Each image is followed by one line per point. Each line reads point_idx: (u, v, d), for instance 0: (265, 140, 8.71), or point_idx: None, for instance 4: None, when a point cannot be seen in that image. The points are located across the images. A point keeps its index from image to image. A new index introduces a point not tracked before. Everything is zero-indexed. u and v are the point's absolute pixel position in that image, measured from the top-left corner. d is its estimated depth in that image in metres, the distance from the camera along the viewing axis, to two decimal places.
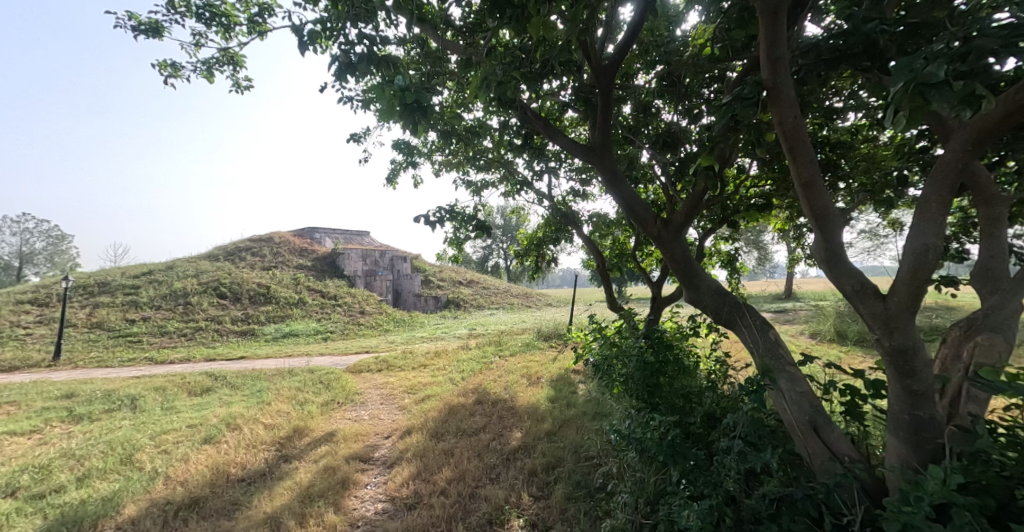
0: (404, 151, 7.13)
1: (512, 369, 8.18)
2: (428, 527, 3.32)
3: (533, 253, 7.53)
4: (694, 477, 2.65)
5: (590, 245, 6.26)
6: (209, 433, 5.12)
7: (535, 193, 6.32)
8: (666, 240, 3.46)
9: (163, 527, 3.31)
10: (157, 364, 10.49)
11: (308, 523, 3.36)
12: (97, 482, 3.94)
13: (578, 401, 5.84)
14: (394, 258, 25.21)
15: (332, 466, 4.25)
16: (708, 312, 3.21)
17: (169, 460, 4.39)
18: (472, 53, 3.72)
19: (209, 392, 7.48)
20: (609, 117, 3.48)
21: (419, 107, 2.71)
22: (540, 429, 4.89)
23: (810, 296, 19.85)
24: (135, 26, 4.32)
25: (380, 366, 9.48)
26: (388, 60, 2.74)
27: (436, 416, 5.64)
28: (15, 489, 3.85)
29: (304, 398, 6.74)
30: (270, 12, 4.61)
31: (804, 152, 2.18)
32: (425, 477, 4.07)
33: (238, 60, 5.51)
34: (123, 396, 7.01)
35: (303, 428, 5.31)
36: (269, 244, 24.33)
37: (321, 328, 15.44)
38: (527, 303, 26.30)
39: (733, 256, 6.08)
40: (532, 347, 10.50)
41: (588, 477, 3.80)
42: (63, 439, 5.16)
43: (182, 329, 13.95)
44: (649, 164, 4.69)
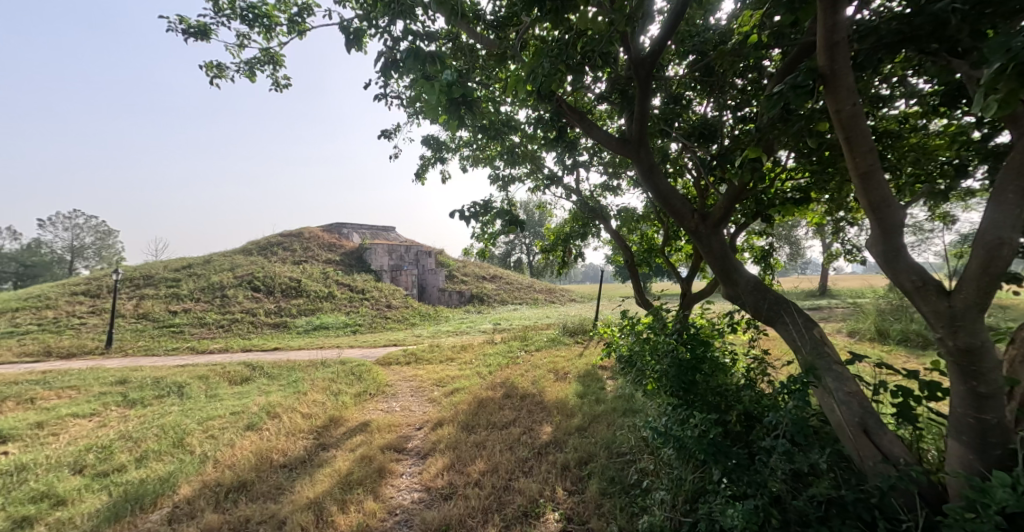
0: (433, 147, 7.21)
1: (539, 363, 8.20)
2: (464, 518, 3.37)
3: (560, 248, 7.47)
4: (737, 476, 2.59)
5: (619, 240, 6.17)
6: (251, 421, 5.34)
7: (563, 188, 6.29)
8: (704, 235, 3.38)
9: (215, 507, 3.49)
10: (199, 354, 11.00)
11: (348, 509, 3.47)
12: (154, 463, 4.18)
13: (607, 397, 5.80)
14: (419, 253, 25.53)
15: (368, 455, 4.38)
16: (747, 308, 3.12)
17: (217, 444, 4.61)
18: (507, 48, 3.73)
19: (249, 381, 7.80)
20: (647, 109, 3.41)
21: (463, 101, 2.79)
22: (571, 425, 4.88)
23: (847, 293, 19.10)
24: (185, 29, 4.51)
25: (408, 359, 9.66)
26: (432, 55, 2.78)
27: (466, 409, 5.71)
28: (81, 467, 4.12)
29: (338, 389, 6.95)
30: (310, 12, 4.72)
31: (862, 142, 2.10)
32: (458, 468, 4.14)
33: (278, 59, 5.68)
34: (170, 383, 7.38)
35: (339, 418, 5.48)
36: (300, 240, 25.03)
37: (351, 321, 15.85)
38: (551, 298, 26.27)
39: (767, 252, 5.88)
40: (557, 342, 10.50)
41: (622, 473, 3.78)
42: (120, 422, 5.48)
43: (220, 321, 14.56)
44: (681, 158, 4.59)
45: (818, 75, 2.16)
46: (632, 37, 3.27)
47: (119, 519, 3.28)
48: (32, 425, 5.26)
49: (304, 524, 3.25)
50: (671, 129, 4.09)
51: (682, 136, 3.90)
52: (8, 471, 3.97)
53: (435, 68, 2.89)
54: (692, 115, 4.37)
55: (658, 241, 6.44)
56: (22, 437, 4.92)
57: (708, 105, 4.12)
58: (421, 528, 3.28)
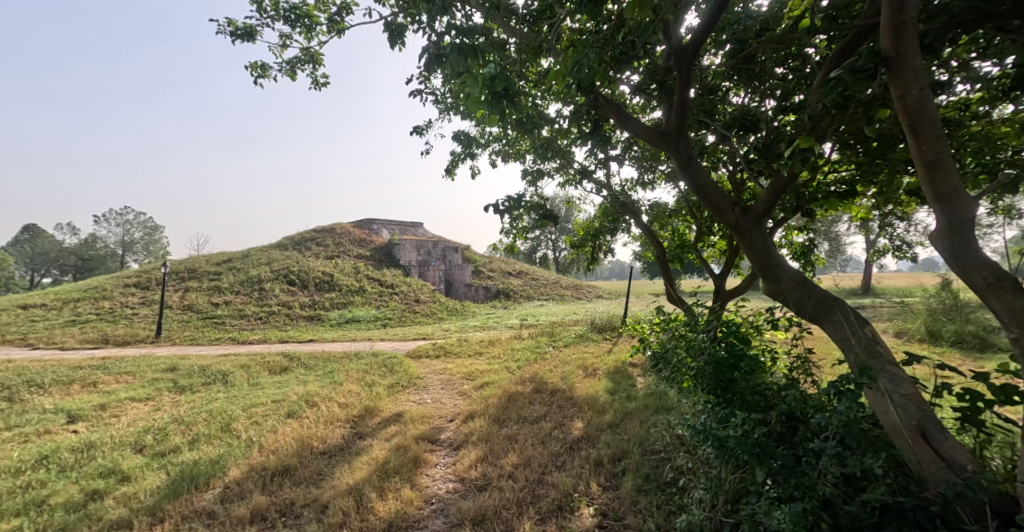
0: (463, 143, 7.26)
1: (568, 359, 8.16)
2: (499, 509, 3.40)
3: (589, 244, 7.38)
4: (783, 478, 2.48)
5: (649, 236, 6.02)
6: (292, 409, 5.55)
7: (594, 183, 6.18)
8: (746, 231, 3.27)
9: (262, 489, 3.64)
10: (239, 344, 11.50)
11: (386, 497, 3.55)
12: (205, 446, 4.41)
13: (638, 394, 5.72)
14: (447, 249, 25.80)
15: (403, 444, 4.48)
16: (791, 305, 2.99)
17: (261, 430, 4.81)
18: (542, 41, 3.70)
19: (287, 371, 8.11)
20: (687, 100, 3.30)
21: (506, 94, 2.79)
22: (602, 421, 4.84)
23: (892, 291, 18.12)
24: (233, 31, 4.69)
25: (438, 353, 9.80)
26: (476, 50, 2.79)
27: (496, 402, 5.74)
28: (141, 446, 4.39)
29: (372, 380, 7.14)
30: (349, 11, 4.83)
31: (930, 129, 2.00)
32: (492, 460, 4.18)
33: (317, 58, 5.84)
34: (216, 371, 7.75)
35: (373, 408, 5.62)
36: (332, 235, 25.72)
37: (381, 315, 16.21)
38: (578, 294, 26.07)
39: (807, 248, 5.62)
40: (585, 339, 10.40)
41: (657, 471, 3.72)
42: (172, 406, 5.80)
43: (258, 313, 15.17)
44: (719, 150, 4.42)
45: (881, 60, 2.09)
46: (672, 26, 3.16)
47: (178, 496, 3.47)
48: (95, 407, 5.63)
49: (345, 509, 3.35)
50: (710, 120, 3.94)
51: (718, 126, 3.74)
52: (78, 448, 4.27)
53: (478, 62, 2.91)
54: (729, 106, 4.21)
55: (690, 237, 6.24)
56: (87, 418, 5.27)
57: (745, 95, 3.95)
58: (458, 517, 3.32)
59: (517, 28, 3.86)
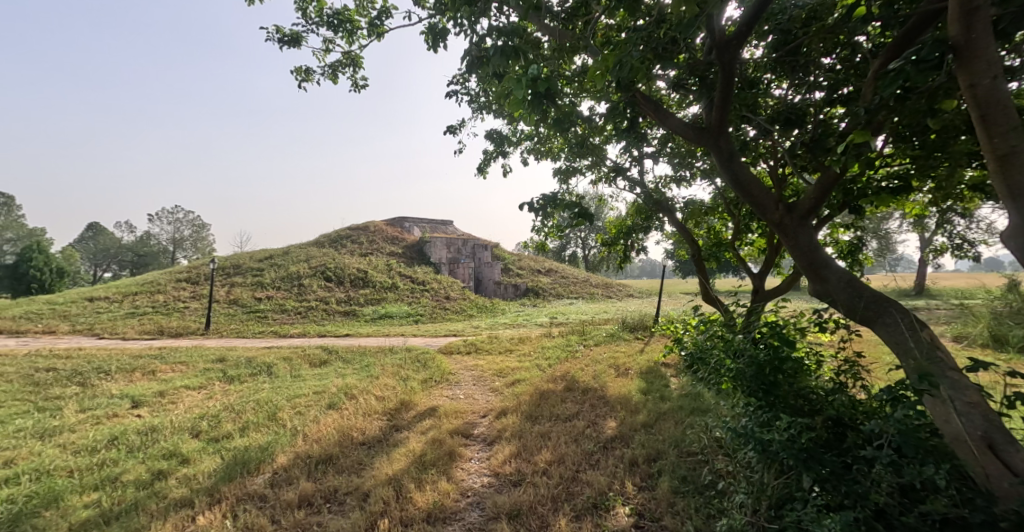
0: (495, 141, 7.32)
1: (599, 358, 8.10)
2: (535, 504, 3.42)
3: (621, 242, 7.27)
4: (832, 485, 2.40)
5: (684, 234, 5.79)
6: (332, 400, 5.77)
7: (627, 180, 6.09)
8: (791, 229, 3.16)
9: (308, 476, 3.80)
10: (281, 337, 12.02)
11: (424, 488, 3.63)
12: (255, 433, 4.65)
13: (673, 394, 5.62)
14: (476, 247, 26.01)
15: (439, 438, 4.58)
16: (839, 306, 2.88)
17: (304, 420, 5.03)
18: (579, 39, 3.68)
19: (326, 364, 8.42)
20: (729, 95, 3.19)
21: (547, 95, 2.80)
22: (636, 421, 4.79)
23: (948, 293, 16.97)
24: (281, 38, 4.90)
25: (469, 349, 9.93)
26: (519, 51, 2.88)
27: (528, 399, 5.77)
28: (197, 432, 4.67)
29: (406, 375, 7.32)
30: (388, 15, 4.95)
31: (1002, 119, 1.88)
32: (525, 457, 4.21)
33: (357, 61, 6.00)
34: (260, 363, 8.14)
35: (408, 402, 5.77)
36: (366, 232, 26.40)
37: (413, 311, 16.57)
38: (609, 293, 25.76)
39: (856, 247, 5.34)
40: (617, 337, 10.30)
41: (695, 473, 3.65)
42: (222, 395, 6.13)
43: (298, 308, 15.80)
44: (761, 146, 4.26)
45: (948, 48, 2.00)
46: (715, 18, 3.07)
47: (232, 479, 3.67)
48: (154, 393, 6.02)
49: (385, 499, 3.45)
50: (753, 114, 3.80)
51: (761, 121, 3.59)
52: (142, 431, 4.58)
53: (518, 63, 2.97)
54: (770, 99, 4.05)
55: (726, 235, 6.03)
56: (148, 403, 5.65)
57: (788, 87, 3.79)
58: (493, 510, 3.37)
59: (551, 25, 3.85)
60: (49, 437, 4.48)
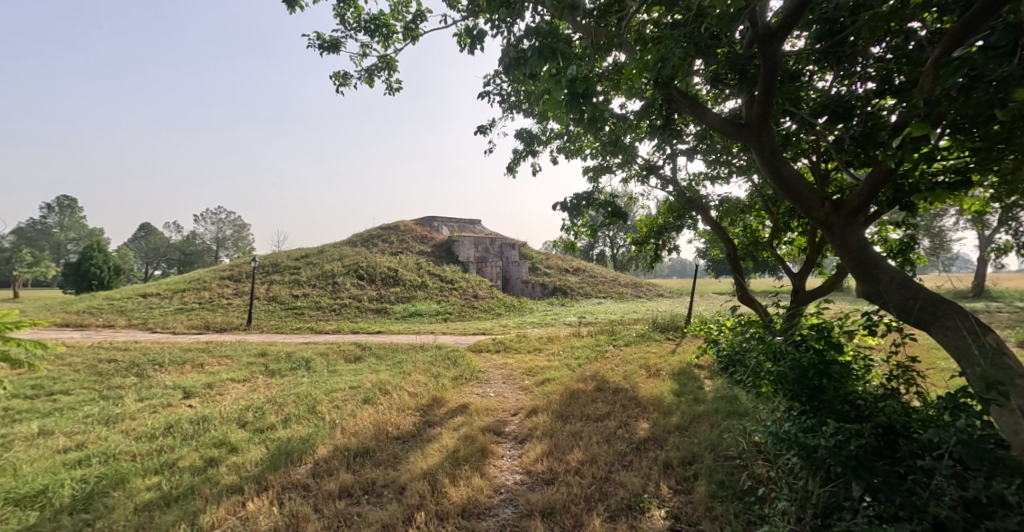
0: (525, 140, 7.33)
1: (630, 359, 7.99)
2: (568, 503, 3.41)
3: (653, 241, 7.14)
4: (885, 495, 2.32)
5: (719, 233, 5.49)
6: (367, 395, 5.93)
7: (659, 178, 5.97)
8: (838, 227, 3.01)
9: (347, 468, 3.93)
10: (317, 333, 12.46)
11: (458, 483, 3.69)
12: (296, 425, 4.84)
13: (707, 396, 5.48)
14: (504, 246, 26.11)
15: (471, 435, 4.64)
16: (892, 309, 2.74)
17: (342, 413, 5.19)
18: (613, 35, 3.64)
19: (360, 359, 8.67)
20: (772, 90, 3.07)
21: (584, 95, 2.79)
22: (669, 422, 4.70)
23: (1008, 295, 15.79)
24: (321, 44, 5.06)
25: (498, 348, 9.98)
26: (556, 52, 2.90)
27: (558, 399, 5.77)
28: (244, 422, 4.90)
29: (438, 372, 7.44)
30: (423, 18, 5.04)
31: None
32: (557, 455, 4.21)
33: (392, 64, 6.13)
34: (299, 357, 8.46)
35: (440, 398, 5.87)
36: (397, 232, 26.91)
37: (442, 309, 16.80)
38: (638, 293, 25.35)
39: (907, 246, 5.05)
40: (647, 338, 10.14)
41: (733, 478, 3.56)
42: (265, 388, 6.41)
43: (332, 305, 16.30)
44: (803, 140, 4.10)
45: None
46: (759, 10, 2.96)
47: (277, 469, 3.83)
48: (204, 385, 6.35)
49: (421, 492, 3.52)
50: (796, 109, 3.66)
51: (805, 115, 3.44)
52: (194, 420, 4.85)
53: (555, 63, 2.97)
54: (814, 92, 3.89)
55: (764, 233, 5.81)
56: (198, 394, 5.96)
57: (833, 79, 3.63)
58: (527, 508, 3.38)
59: (584, 23, 3.83)
60: (112, 423, 4.80)
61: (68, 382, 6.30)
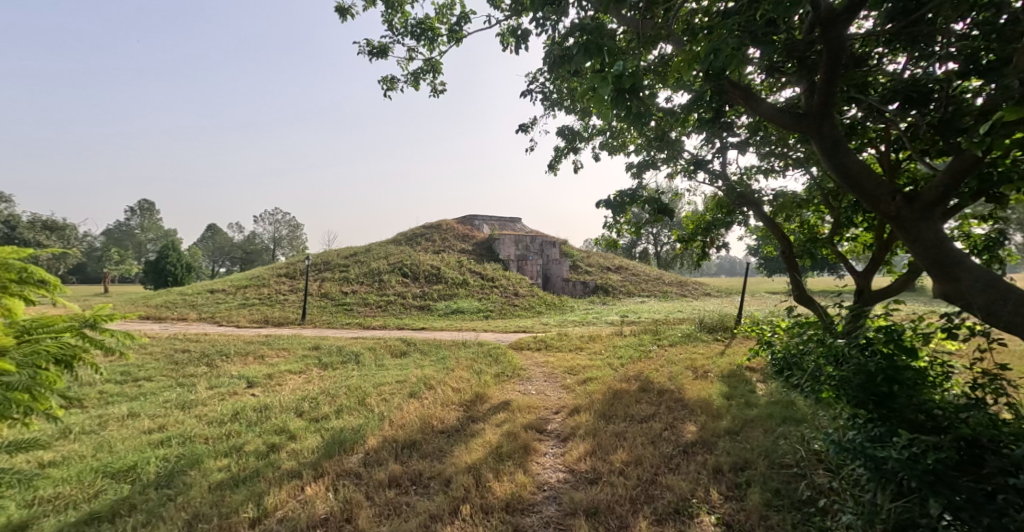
0: (567, 137, 7.30)
1: (676, 359, 7.78)
2: (613, 504, 3.39)
3: (699, 238, 6.90)
4: (969, 515, 2.09)
5: (772, 229, 5.21)
6: (414, 390, 6.12)
7: (708, 173, 5.77)
8: (911, 222, 2.79)
9: (396, 459, 4.09)
10: (365, 329, 12.98)
11: (501, 478, 3.74)
12: (348, 416, 5.07)
13: (759, 401, 5.24)
14: (545, 244, 26.07)
15: (514, 431, 4.69)
16: (975, 309, 2.53)
17: (390, 406, 5.39)
18: (660, 27, 3.56)
19: (406, 354, 8.96)
20: (836, 76, 2.89)
21: (631, 91, 2.77)
22: (719, 426, 4.54)
23: None
24: (370, 50, 5.26)
25: (539, 346, 10.00)
26: (602, 48, 2.88)
27: (601, 398, 5.71)
28: (301, 411, 5.20)
29: (480, 368, 7.57)
30: (467, 20, 5.13)
31: None
32: (600, 455, 4.17)
33: (437, 67, 6.28)
34: (349, 351, 8.86)
35: (483, 394, 5.96)
36: (439, 230, 27.47)
37: (484, 307, 17.02)
38: (684, 292, 24.57)
39: (993, 242, 4.59)
40: (694, 338, 9.83)
41: (791, 487, 3.39)
42: (319, 380, 6.76)
43: (379, 301, 16.90)
44: (873, 128, 3.82)
45: None
46: None
47: (332, 456, 4.05)
48: (265, 375, 6.80)
49: (466, 486, 3.60)
50: (865, 95, 3.42)
51: (874, 101, 3.18)
52: (257, 408, 5.19)
53: (601, 60, 2.95)
54: (884, 76, 3.62)
55: (824, 229, 5.47)
56: (260, 384, 6.38)
57: (907, 61, 3.36)
58: (571, 506, 3.38)
59: (629, 16, 3.76)
60: (187, 408, 5.24)
61: (149, 369, 6.93)
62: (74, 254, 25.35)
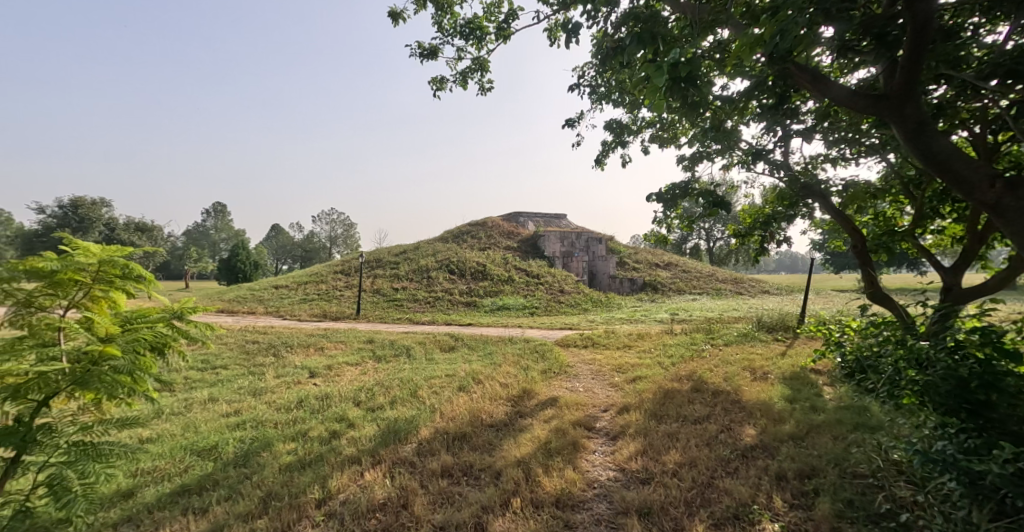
0: (615, 131, 7.16)
1: (731, 359, 7.45)
2: (667, 505, 3.31)
3: (757, 233, 6.54)
4: None
5: (841, 222, 4.83)
6: (462, 384, 6.25)
7: (768, 164, 5.46)
8: (1015, 211, 2.51)
9: (447, 450, 4.20)
10: (414, 324, 13.40)
11: (551, 474, 3.74)
12: (402, 407, 5.26)
13: (827, 405, 4.91)
14: (591, 239, 25.32)
15: (563, 428, 4.68)
16: None
17: (440, 399, 5.53)
18: (717, 12, 3.41)
19: (454, 349, 9.16)
20: (921, 53, 2.63)
21: (687, 81, 2.70)
22: (781, 430, 4.31)
23: None
24: (421, 52, 5.40)
25: (586, 343, 9.89)
26: (656, 37, 2.80)
27: (652, 397, 5.58)
28: (358, 401, 5.46)
29: (527, 364, 7.60)
30: (515, 17, 5.14)
31: None
32: (652, 455, 4.08)
33: (485, 65, 6.34)
34: (401, 345, 9.18)
35: (530, 390, 5.99)
36: (485, 228, 27.81)
37: (529, 304, 17.07)
38: (738, 289, 23.45)
39: None
40: (750, 337, 9.37)
41: (866, 498, 3.16)
42: (373, 372, 7.07)
43: (427, 297, 17.38)
44: (967, 107, 3.45)
45: None
46: None
47: (388, 445, 4.22)
48: (324, 366, 7.19)
49: (516, 479, 3.64)
50: (957, 71, 3.09)
51: (968, 78, 2.87)
52: (319, 397, 5.50)
53: (656, 51, 2.89)
54: (983, 48, 3.24)
55: (903, 221, 5.02)
56: (320, 374, 6.75)
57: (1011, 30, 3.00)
58: (622, 505, 3.33)
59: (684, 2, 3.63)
60: (258, 395, 5.64)
61: (224, 358, 7.54)
62: (159, 253, 28.00)
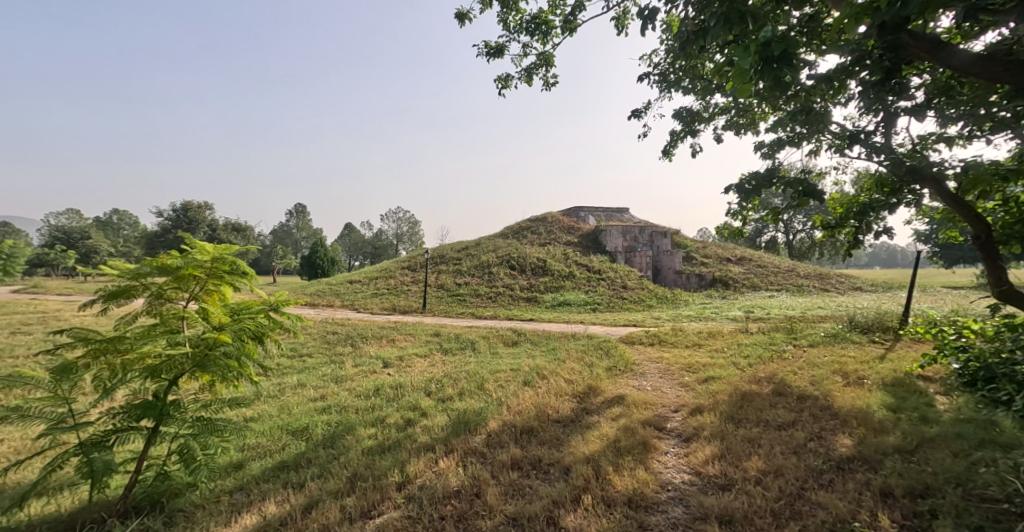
0: (685, 120, 6.82)
1: (818, 362, 6.83)
2: (750, 514, 3.11)
3: (849, 225, 5.94)
4: None
5: (960, 209, 4.22)
6: (527, 378, 6.28)
7: (866, 147, 4.91)
8: None
9: (515, 443, 4.24)
10: (477, 318, 13.70)
11: (621, 473, 3.65)
12: (470, 399, 5.39)
13: (939, 416, 4.34)
14: (654, 235, 24.72)
15: (632, 427, 4.55)
16: None
17: (506, 393, 5.60)
18: None
19: (517, 344, 9.23)
20: None
21: (783, 60, 2.46)
22: (883, 442, 3.88)
23: None
24: (487, 51, 5.46)
25: (652, 341, 9.56)
26: (744, 15, 2.60)
27: (728, 399, 5.27)
28: (429, 391, 5.67)
29: (592, 361, 7.48)
30: (582, 9, 5.03)
31: None
32: (731, 460, 3.86)
33: (550, 60, 6.29)
34: (466, 339, 9.42)
35: (596, 387, 5.89)
36: (546, 223, 27.75)
37: (591, 300, 16.81)
38: (823, 285, 21.47)
39: None
40: (839, 338, 8.54)
41: (998, 525, 2.75)
42: (441, 363, 7.31)
43: (489, 293, 17.68)
44: None
45: None
46: None
47: (459, 435, 4.35)
48: (396, 357, 7.55)
49: (586, 476, 3.59)
50: None
51: None
52: (393, 386, 5.79)
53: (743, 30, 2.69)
54: None
55: None
56: (392, 365, 7.11)
57: None
58: (701, 510, 3.18)
59: None
60: (339, 382, 6.05)
61: (308, 347, 8.17)
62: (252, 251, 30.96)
